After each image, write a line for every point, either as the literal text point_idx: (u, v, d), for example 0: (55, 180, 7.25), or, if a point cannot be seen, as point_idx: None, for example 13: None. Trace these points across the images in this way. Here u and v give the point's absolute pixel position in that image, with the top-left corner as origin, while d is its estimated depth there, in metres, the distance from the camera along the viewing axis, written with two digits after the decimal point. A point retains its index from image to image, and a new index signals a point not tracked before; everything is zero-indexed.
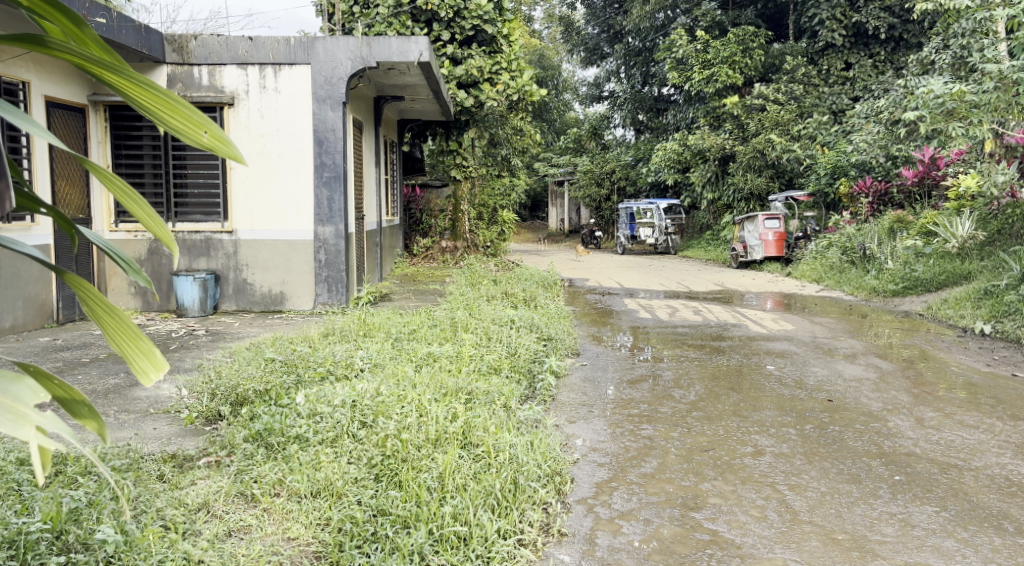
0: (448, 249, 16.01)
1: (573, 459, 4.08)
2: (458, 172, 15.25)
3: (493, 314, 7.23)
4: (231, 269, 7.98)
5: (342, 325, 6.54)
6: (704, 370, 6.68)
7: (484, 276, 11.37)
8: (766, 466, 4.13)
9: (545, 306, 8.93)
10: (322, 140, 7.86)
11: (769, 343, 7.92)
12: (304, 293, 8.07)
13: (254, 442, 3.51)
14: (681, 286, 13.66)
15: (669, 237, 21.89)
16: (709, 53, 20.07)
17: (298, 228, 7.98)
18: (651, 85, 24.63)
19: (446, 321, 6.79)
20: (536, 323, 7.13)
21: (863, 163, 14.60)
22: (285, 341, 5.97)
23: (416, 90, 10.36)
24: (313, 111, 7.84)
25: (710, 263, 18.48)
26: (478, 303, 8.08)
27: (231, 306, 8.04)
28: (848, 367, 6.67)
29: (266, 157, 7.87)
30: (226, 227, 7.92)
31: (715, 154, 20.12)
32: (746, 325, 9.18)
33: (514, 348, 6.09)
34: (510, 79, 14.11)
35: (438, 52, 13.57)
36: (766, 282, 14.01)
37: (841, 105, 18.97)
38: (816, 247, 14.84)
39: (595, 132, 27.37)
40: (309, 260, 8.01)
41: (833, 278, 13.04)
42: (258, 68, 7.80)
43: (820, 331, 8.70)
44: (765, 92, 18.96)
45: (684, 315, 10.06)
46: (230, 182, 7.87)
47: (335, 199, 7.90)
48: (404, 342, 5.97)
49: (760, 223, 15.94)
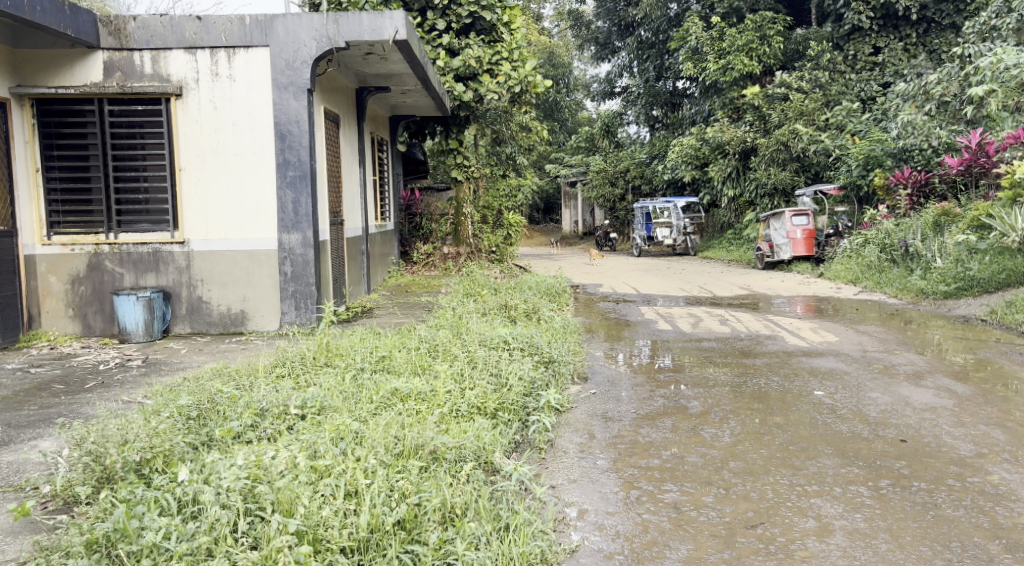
0: (450, 255, 14.72)
1: (568, 550, 2.96)
2: (458, 172, 14.11)
3: (484, 332, 6.09)
4: (184, 286, 6.89)
5: (302, 350, 5.46)
6: (739, 398, 5.50)
7: (483, 285, 10.24)
8: (840, 554, 2.97)
9: (550, 321, 7.79)
10: (285, 133, 6.80)
11: (813, 361, 6.72)
12: (267, 312, 6.98)
13: (95, 553, 2.39)
14: (704, 291, 12.47)
15: (688, 237, 20.74)
16: (725, 41, 18.90)
17: (259, 236, 6.91)
18: (665, 79, 23.45)
19: (425, 345, 5.67)
20: (535, 342, 5.99)
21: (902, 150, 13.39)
22: (227, 376, 4.88)
23: (402, 81, 9.38)
24: (274, 100, 6.78)
25: (733, 264, 17.25)
26: (469, 319, 6.94)
27: (184, 328, 6.92)
28: (915, 392, 5.46)
29: (220, 155, 6.81)
30: (177, 237, 6.84)
31: (735, 148, 18.99)
32: (782, 337, 7.98)
33: (507, 376, 4.96)
34: (512, 69, 12.91)
35: (432, 43, 12.55)
36: (797, 285, 12.79)
37: (871, 92, 17.72)
38: (850, 244, 13.60)
39: (608, 130, 26.07)
40: (273, 272, 6.94)
41: (873, 279, 11.82)
42: (209, 53, 6.73)
43: (869, 342, 7.49)
44: (787, 80, 17.72)
45: (709, 326, 8.87)
46: (179, 185, 6.79)
47: (302, 201, 6.86)
48: (368, 375, 4.85)
49: (787, 220, 14.74)
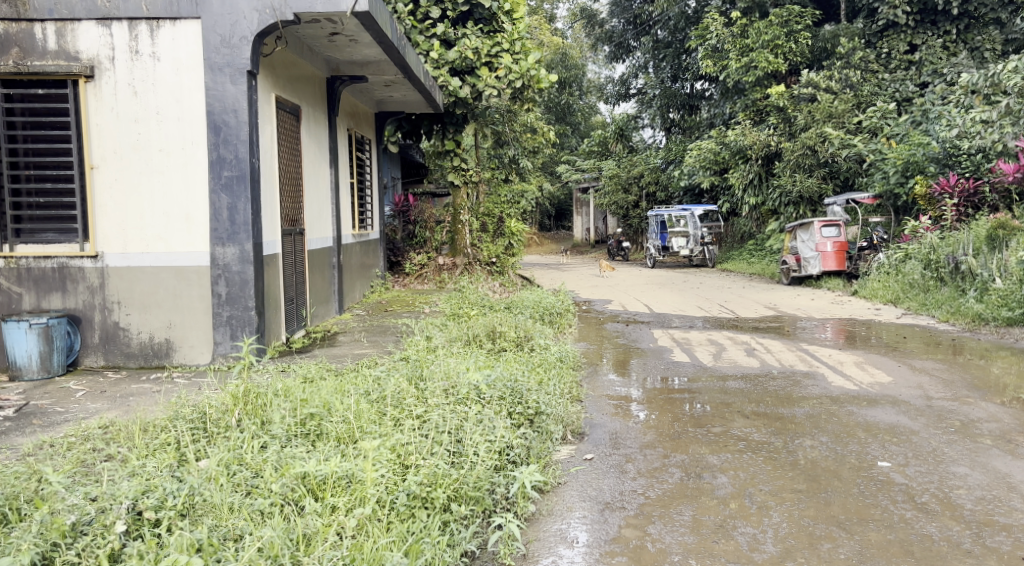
0: (445, 266, 13.30)
1: None
2: (456, 176, 12.97)
3: (451, 373, 4.84)
4: (97, 309, 5.65)
5: (212, 399, 4.21)
6: (780, 472, 4.21)
7: (474, 303, 9.02)
8: None
9: (544, 354, 6.56)
10: (219, 125, 5.58)
11: (867, 412, 5.41)
12: (198, 341, 5.73)
13: None
14: (724, 310, 11.17)
15: (706, 247, 19.44)
16: (748, 38, 17.63)
17: (189, 249, 5.68)
18: (683, 80, 22.24)
19: (371, 396, 4.38)
20: (517, 387, 4.81)
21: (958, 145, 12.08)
22: (93, 446, 3.61)
23: (380, 69, 8.23)
24: (207, 84, 5.55)
25: (755, 278, 15.94)
26: (442, 354, 5.71)
27: (96, 362, 5.66)
28: (1017, 466, 4.17)
29: (141, 151, 5.58)
30: (87, 250, 5.60)
31: (758, 152, 17.62)
32: (824, 375, 6.68)
33: (469, 448, 3.68)
34: (513, 62, 11.73)
35: (426, 33, 11.27)
36: (829, 305, 11.45)
37: (906, 93, 16.35)
38: (888, 259, 12.29)
39: (622, 134, 24.78)
40: (205, 293, 5.71)
41: (916, 300, 10.60)
42: (127, 26, 5.50)
43: (931, 384, 6.17)
44: (815, 79, 16.40)
45: (733, 357, 7.55)
46: (90, 187, 5.55)
47: (239, 207, 5.63)
48: (282, 446, 3.61)
49: (815, 231, 13.43)
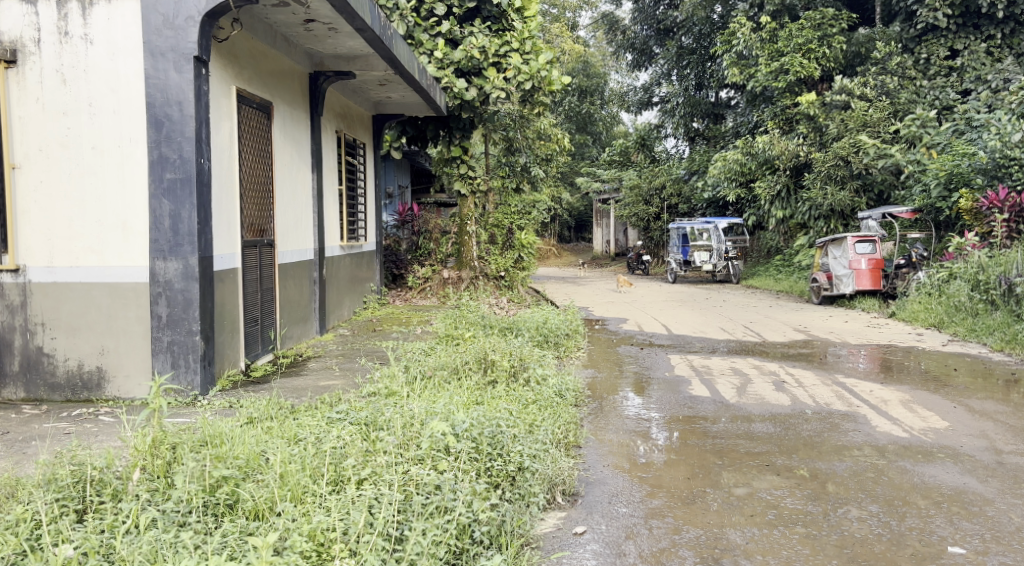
0: (450, 279, 12.43)
1: None
2: (463, 185, 12.28)
3: (419, 416, 4.04)
4: (18, 332, 4.90)
5: (107, 451, 3.39)
6: (823, 561, 3.28)
7: (472, 322, 8.20)
8: None
9: (541, 389, 5.71)
10: (161, 119, 4.79)
11: (923, 470, 4.46)
12: (132, 371, 4.93)
13: None
14: (749, 332, 10.23)
15: (730, 262, 18.43)
16: (778, 42, 16.72)
17: (124, 264, 4.88)
18: (707, 88, 21.38)
19: (306, 450, 3.53)
20: (498, 436, 4.00)
21: (1006, 156, 11.09)
22: None
23: (369, 65, 7.46)
24: (146, 71, 4.77)
25: (782, 296, 14.95)
26: (418, 391, 4.89)
27: (15, 394, 4.90)
28: None
29: (70, 149, 4.82)
30: (6, 263, 4.85)
31: (787, 163, 16.65)
32: (867, 417, 5.73)
33: (413, 534, 2.84)
34: (522, 62, 10.93)
35: (430, 31, 10.51)
36: (865, 328, 10.43)
37: (948, 100, 15.18)
38: (929, 278, 11.28)
39: (643, 143, 23.87)
40: (143, 315, 4.90)
41: (963, 325, 9.62)
42: (55, 5, 4.77)
43: (999, 433, 5.20)
44: (849, 86, 15.48)
45: (760, 392, 6.60)
46: (11, 191, 4.81)
47: (183, 215, 4.83)
48: (169, 531, 2.77)
49: (849, 247, 12.36)
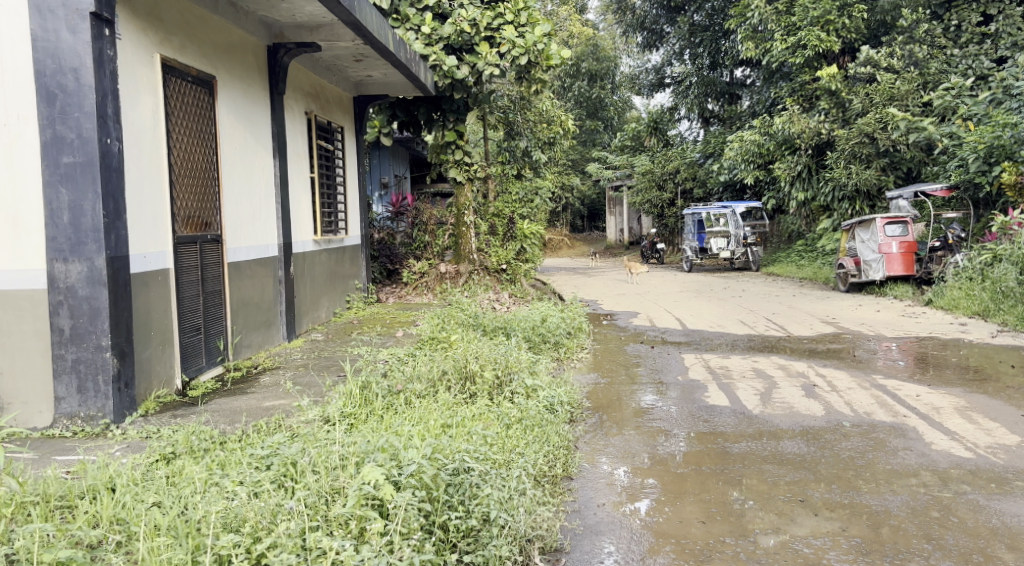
0: (448, 274, 11.64)
1: None
2: (459, 172, 11.33)
3: (357, 453, 3.16)
4: None
5: None
6: None
7: (461, 323, 7.31)
8: None
9: (529, 404, 4.84)
10: (53, 89, 3.95)
11: (1003, 508, 3.53)
12: (32, 395, 4.11)
13: None
14: (772, 325, 9.29)
15: (749, 248, 17.44)
16: (795, 15, 15.65)
17: (16, 266, 4.04)
18: (722, 67, 20.29)
19: (196, 512, 2.67)
20: (460, 479, 3.10)
21: None
22: None
23: (335, 35, 6.56)
24: (34, 33, 3.94)
25: (807, 284, 13.96)
26: (370, 418, 4.05)
27: None
28: None
29: None
30: None
31: (809, 142, 15.56)
32: (921, 431, 4.78)
33: None
34: (517, 35, 9.91)
35: (418, 5, 9.62)
36: (900, 318, 9.45)
37: (982, 69, 14.02)
38: (970, 262, 10.27)
39: (657, 127, 22.53)
40: (41, 328, 4.07)
41: (1013, 314, 8.61)
42: None
43: None
44: (875, 57, 14.43)
45: (787, 400, 5.68)
46: None
47: (86, 206, 3.99)
48: None
49: (878, 229, 11.36)
